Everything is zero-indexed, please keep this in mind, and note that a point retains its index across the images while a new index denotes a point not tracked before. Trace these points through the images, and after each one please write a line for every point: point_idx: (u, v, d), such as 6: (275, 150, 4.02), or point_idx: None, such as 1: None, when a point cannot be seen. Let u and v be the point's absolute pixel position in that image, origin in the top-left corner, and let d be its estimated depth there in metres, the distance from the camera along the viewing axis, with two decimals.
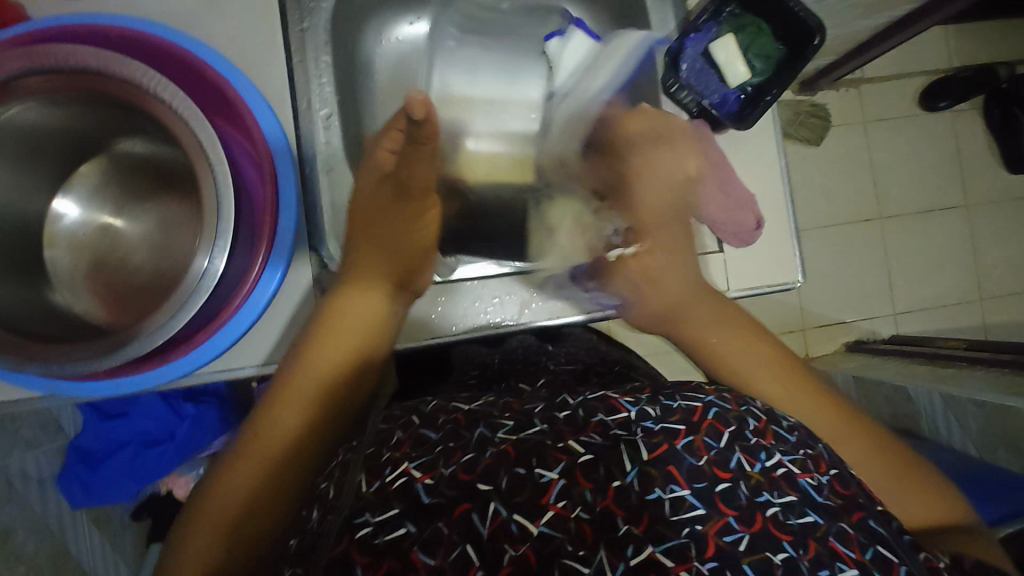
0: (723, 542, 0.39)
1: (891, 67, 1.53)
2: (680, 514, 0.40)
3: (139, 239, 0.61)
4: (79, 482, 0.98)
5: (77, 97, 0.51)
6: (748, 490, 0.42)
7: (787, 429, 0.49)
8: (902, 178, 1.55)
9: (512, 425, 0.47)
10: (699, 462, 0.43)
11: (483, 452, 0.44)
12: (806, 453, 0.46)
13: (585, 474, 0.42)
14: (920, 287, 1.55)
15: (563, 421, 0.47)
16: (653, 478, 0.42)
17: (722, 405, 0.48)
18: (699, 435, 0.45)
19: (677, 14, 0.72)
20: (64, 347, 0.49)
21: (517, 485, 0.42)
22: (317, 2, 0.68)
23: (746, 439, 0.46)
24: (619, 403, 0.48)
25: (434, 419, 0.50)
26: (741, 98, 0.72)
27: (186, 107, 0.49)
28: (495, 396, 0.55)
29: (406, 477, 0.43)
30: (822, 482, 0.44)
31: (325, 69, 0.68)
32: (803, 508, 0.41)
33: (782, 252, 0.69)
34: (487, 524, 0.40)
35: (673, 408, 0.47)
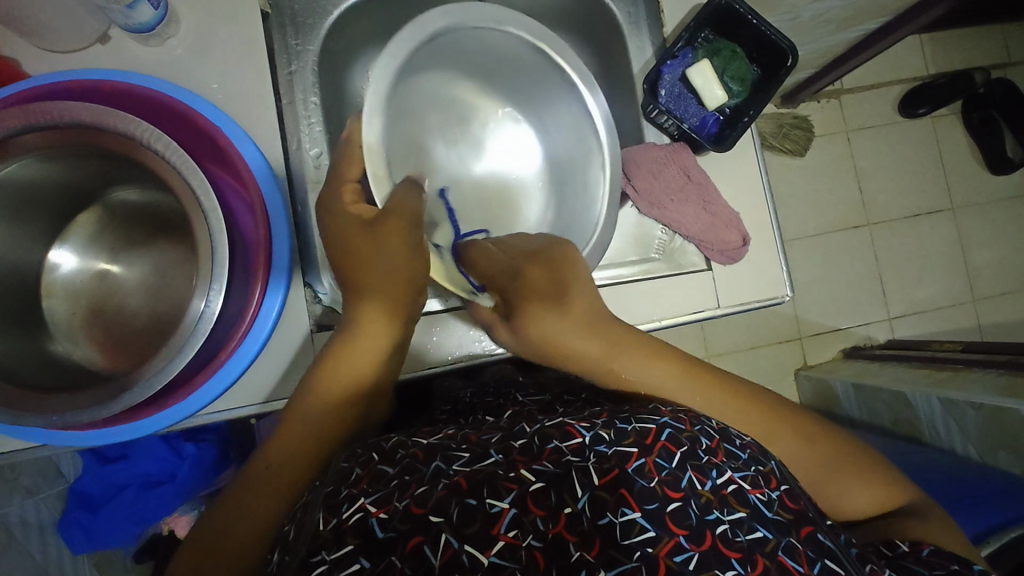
0: (672, 562, 0.41)
1: (869, 77, 1.57)
2: (631, 538, 0.42)
3: (135, 284, 0.62)
4: (79, 528, 0.99)
5: (72, 152, 0.53)
6: (698, 510, 0.44)
7: (740, 445, 0.51)
8: (887, 185, 1.57)
9: (468, 456, 0.48)
10: (650, 484, 0.45)
11: (436, 485, 0.45)
12: (757, 470, 0.49)
13: (536, 501, 0.44)
14: (914, 291, 1.56)
15: (518, 450, 0.48)
16: (605, 501, 0.44)
17: (676, 426, 0.50)
18: (651, 457, 0.47)
19: (654, 41, 0.74)
20: (64, 396, 0.50)
21: (469, 515, 0.43)
22: (304, 45, 0.69)
23: (697, 458, 0.48)
24: (575, 429, 0.49)
25: (392, 455, 0.50)
26: (720, 119, 0.74)
27: (178, 156, 0.51)
28: (454, 428, 0.55)
29: (362, 512, 0.44)
30: (772, 497, 0.47)
31: (314, 110, 0.70)
32: (752, 525, 0.44)
33: (768, 266, 0.71)
34: (439, 556, 0.41)
35: (627, 431, 0.49)
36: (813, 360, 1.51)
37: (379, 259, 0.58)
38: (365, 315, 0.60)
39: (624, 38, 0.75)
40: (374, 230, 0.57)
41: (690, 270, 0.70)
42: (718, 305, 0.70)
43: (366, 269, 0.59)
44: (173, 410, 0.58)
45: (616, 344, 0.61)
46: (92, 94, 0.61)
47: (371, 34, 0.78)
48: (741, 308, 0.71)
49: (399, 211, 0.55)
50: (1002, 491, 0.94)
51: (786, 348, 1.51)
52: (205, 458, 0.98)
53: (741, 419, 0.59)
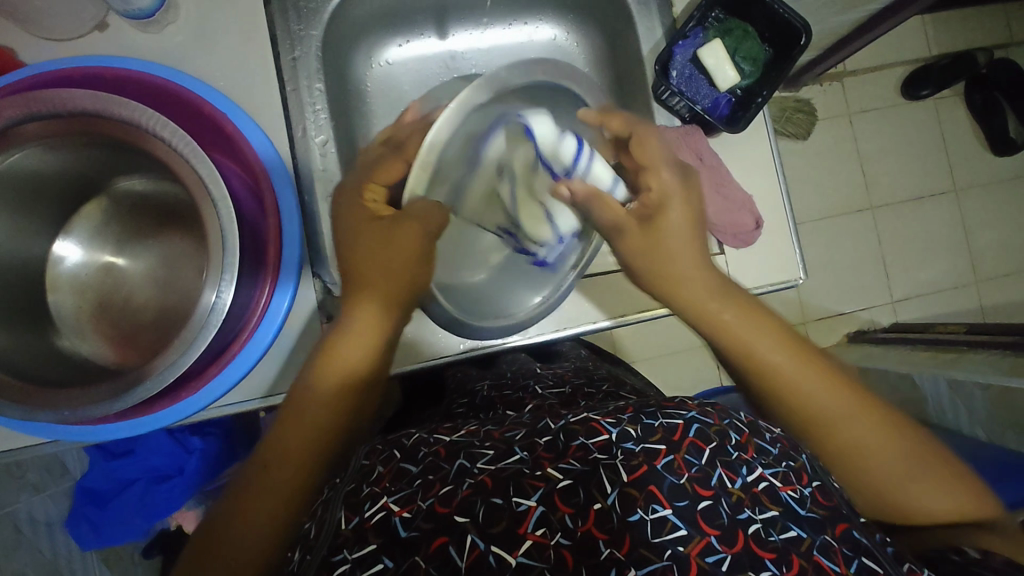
0: (705, 562, 0.41)
1: (872, 59, 1.56)
2: (662, 537, 0.42)
3: (142, 277, 0.61)
4: (88, 522, 0.99)
5: (75, 141, 0.51)
6: (729, 509, 0.44)
7: (770, 441, 0.51)
8: (889, 167, 1.56)
9: (492, 454, 0.48)
10: (681, 481, 0.44)
11: (461, 484, 0.45)
12: (788, 466, 0.49)
13: (564, 498, 0.43)
14: (916, 273, 1.56)
15: (544, 448, 0.47)
16: (635, 498, 0.43)
17: (704, 421, 0.49)
18: (680, 454, 0.46)
19: (665, 21, 0.73)
20: (76, 391, 0.49)
21: (494, 515, 0.43)
22: (306, 30, 0.68)
23: (727, 454, 0.47)
24: (601, 425, 0.48)
25: (415, 453, 0.49)
26: (732, 101, 0.72)
27: (185, 144, 0.50)
28: (476, 425, 0.54)
29: (385, 511, 0.43)
30: (805, 494, 0.47)
31: (319, 97, 0.68)
32: (786, 524, 0.44)
33: (782, 249, 0.70)
34: (465, 557, 0.41)
35: (654, 426, 0.48)
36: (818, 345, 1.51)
37: (398, 251, 0.57)
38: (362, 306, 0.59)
39: (634, 19, 0.73)
40: (392, 227, 0.57)
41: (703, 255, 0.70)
42: None
43: (375, 270, 0.59)
44: (186, 403, 0.58)
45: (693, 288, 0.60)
46: (92, 82, 0.59)
47: (375, 19, 0.76)
48: (755, 292, 0.70)
49: (409, 215, 0.56)
50: None
51: None
52: (212, 452, 0.99)
53: (812, 384, 0.58)
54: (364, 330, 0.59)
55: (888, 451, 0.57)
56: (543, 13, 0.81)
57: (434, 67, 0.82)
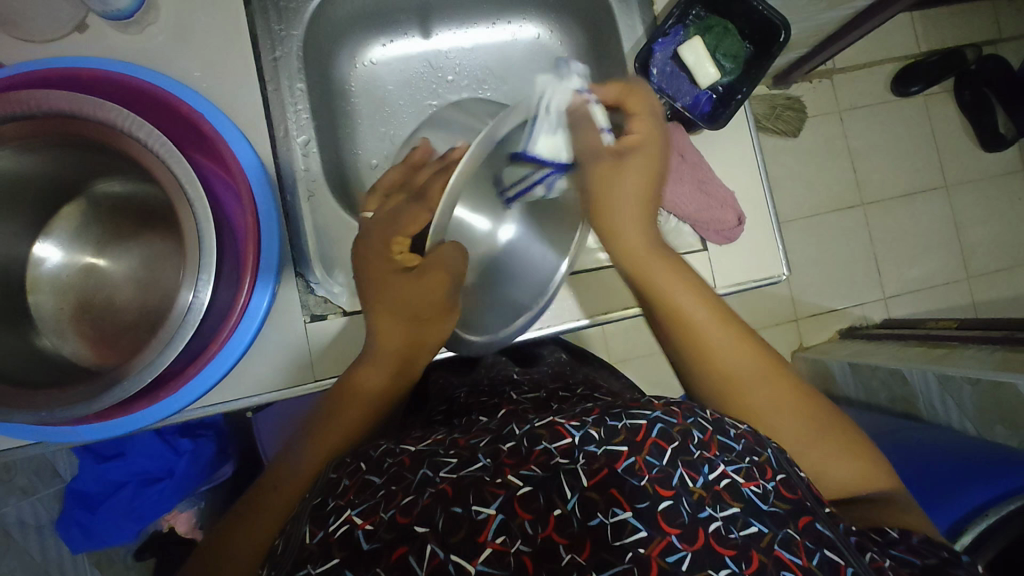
0: (666, 562, 0.41)
1: (861, 56, 1.56)
2: (623, 539, 0.42)
3: (123, 278, 0.61)
4: (78, 526, 0.98)
5: (52, 143, 0.51)
6: (691, 507, 0.44)
7: (734, 437, 0.50)
8: (880, 164, 1.57)
9: (455, 462, 0.47)
10: (640, 483, 0.45)
11: (422, 493, 0.45)
12: (752, 461, 0.48)
13: (524, 504, 0.43)
14: (906, 270, 1.56)
15: (506, 453, 0.47)
16: (596, 502, 0.44)
17: (668, 421, 0.49)
18: (642, 455, 0.46)
19: (645, 19, 0.73)
20: (52, 392, 0.49)
21: (455, 523, 0.43)
22: (287, 31, 0.68)
23: (689, 453, 0.47)
24: (565, 429, 0.48)
25: (379, 464, 0.49)
26: (713, 97, 0.72)
27: (161, 144, 0.50)
28: (442, 433, 0.54)
29: (348, 525, 0.43)
30: (768, 489, 0.46)
31: (300, 97, 0.69)
32: (747, 519, 0.44)
33: (765, 246, 0.71)
34: (425, 565, 0.41)
35: (618, 428, 0.47)
36: (810, 342, 1.51)
37: (423, 300, 0.57)
38: (393, 336, 0.60)
39: (616, 17, 0.74)
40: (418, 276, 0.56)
41: (686, 252, 0.70)
42: (714, 286, 0.70)
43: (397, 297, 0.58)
44: (164, 403, 0.58)
45: (640, 265, 0.60)
46: (71, 83, 0.59)
47: (357, 18, 0.76)
48: (739, 288, 0.71)
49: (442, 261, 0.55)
50: (1000, 465, 0.94)
51: (783, 330, 1.51)
52: (204, 453, 0.99)
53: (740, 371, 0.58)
54: (383, 357, 0.60)
55: (794, 420, 0.57)
56: (527, 12, 0.81)
57: (418, 66, 0.82)
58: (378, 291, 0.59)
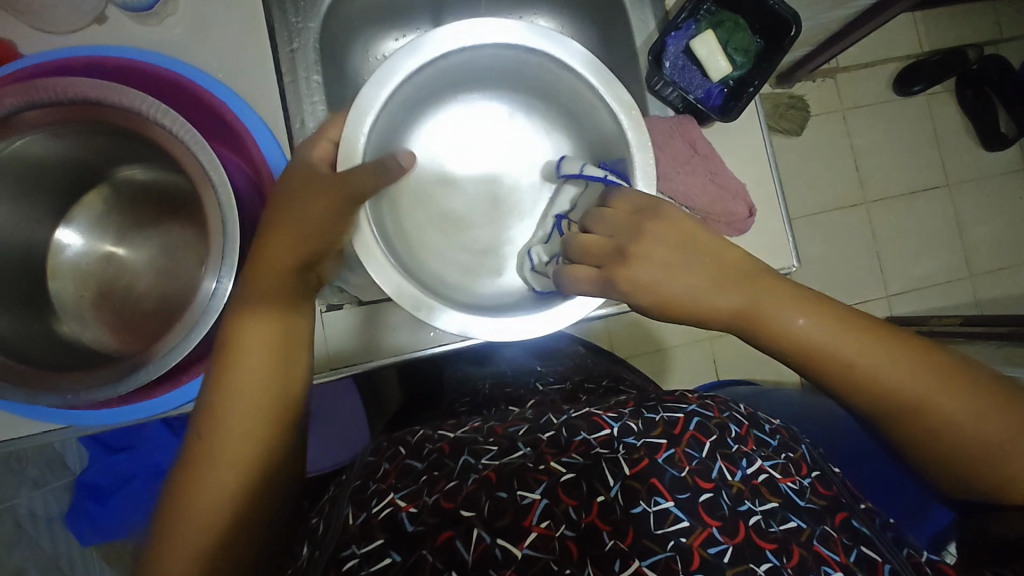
0: (707, 553, 0.43)
1: (864, 55, 1.57)
2: (664, 528, 0.45)
3: (142, 265, 0.62)
4: (88, 518, 1.00)
5: (76, 130, 0.52)
6: (730, 500, 0.47)
7: (768, 433, 0.55)
8: (883, 162, 1.58)
9: (497, 449, 0.51)
10: (681, 474, 0.48)
11: (466, 479, 0.48)
12: (787, 458, 0.52)
13: (567, 491, 0.46)
14: (912, 268, 1.57)
15: (546, 443, 0.50)
16: (637, 490, 0.46)
17: (704, 414, 0.53)
18: (680, 447, 0.50)
19: (656, 13, 0.74)
20: (77, 375, 0.50)
21: (500, 508, 0.45)
22: (304, 23, 0.69)
23: (727, 447, 0.51)
24: (603, 420, 0.52)
25: (420, 450, 0.53)
26: (725, 91, 0.73)
27: (186, 131, 0.50)
28: (482, 421, 0.57)
29: (392, 507, 0.46)
30: (804, 485, 0.49)
31: (316, 89, 0.70)
32: (785, 515, 0.46)
33: (775, 238, 0.72)
34: (471, 552, 0.43)
35: (655, 421, 0.52)
36: None
37: (311, 230, 0.55)
38: (249, 313, 0.55)
39: (627, 12, 0.75)
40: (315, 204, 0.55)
41: None
42: None
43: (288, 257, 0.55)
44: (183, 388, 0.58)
45: (774, 325, 0.56)
46: (93, 71, 0.60)
47: (370, 13, 0.77)
48: None
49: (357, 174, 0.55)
50: None
51: None
52: None
53: (923, 386, 0.54)
54: (261, 339, 0.55)
55: (1008, 433, 0.53)
56: (538, 6, 0.83)
57: None
58: (256, 247, 0.56)
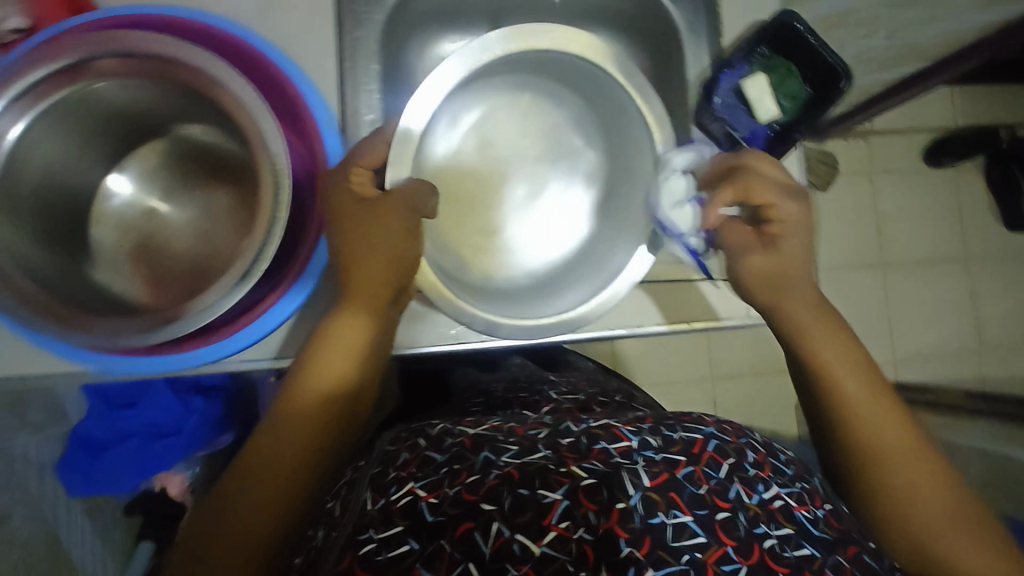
0: (720, 570, 0.42)
1: (899, 121, 1.59)
2: (680, 541, 0.44)
3: (182, 225, 0.63)
4: (80, 470, 0.99)
5: (143, 84, 0.53)
6: (747, 522, 0.45)
7: (784, 461, 0.53)
8: (905, 228, 1.59)
9: (516, 449, 0.48)
10: (699, 491, 0.46)
11: (487, 474, 0.46)
12: (802, 487, 0.50)
13: (588, 495, 0.45)
14: (921, 334, 1.57)
15: (567, 448, 0.49)
16: (656, 502, 0.45)
17: (721, 438, 0.52)
18: (700, 466, 0.48)
19: (713, 50, 0.76)
20: (109, 321, 0.51)
21: (520, 506, 0.44)
22: (370, 14, 0.71)
23: (744, 471, 0.49)
24: (621, 432, 0.50)
25: (439, 441, 0.50)
26: (769, 134, 0.73)
27: (252, 97, 0.52)
28: (499, 421, 0.55)
29: (411, 496, 0.45)
30: (819, 515, 0.48)
31: (373, 78, 0.70)
32: (799, 541, 0.45)
33: None
34: (489, 544, 0.42)
35: (674, 439, 0.50)
36: None
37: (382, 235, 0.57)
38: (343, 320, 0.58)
39: (682, 46, 0.77)
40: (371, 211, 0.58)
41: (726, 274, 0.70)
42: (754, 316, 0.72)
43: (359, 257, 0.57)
44: (209, 347, 0.59)
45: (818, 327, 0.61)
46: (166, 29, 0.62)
47: (433, 15, 0.80)
48: None
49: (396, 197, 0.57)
50: None
51: None
52: (215, 413, 1.03)
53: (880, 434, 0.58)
54: (343, 340, 0.58)
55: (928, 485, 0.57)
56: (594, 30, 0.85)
57: None
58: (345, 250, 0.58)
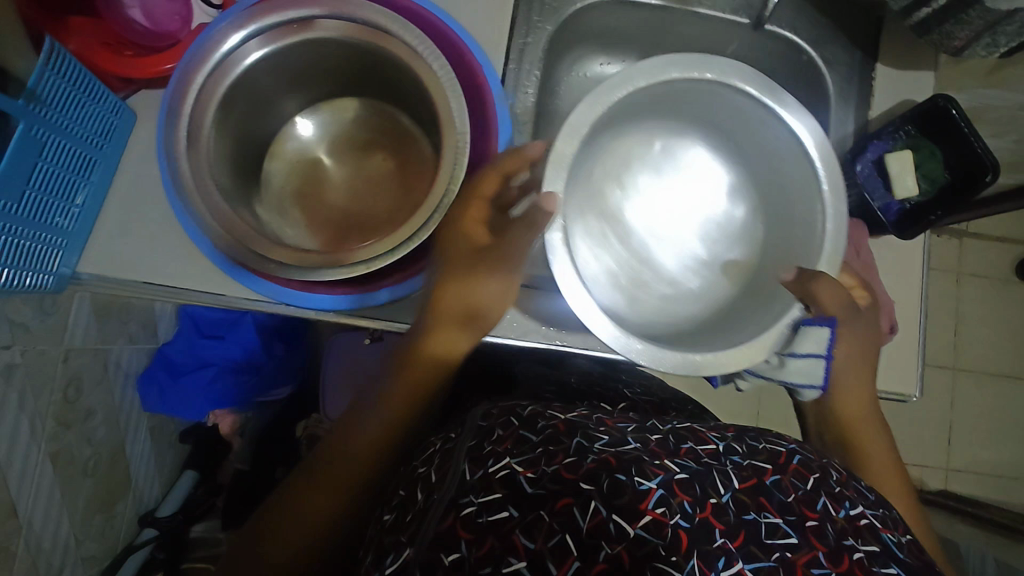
0: (811, 572, 0.42)
1: (996, 228, 1.56)
2: (774, 539, 0.44)
3: (340, 179, 0.67)
4: (159, 387, 1.07)
5: (349, 48, 0.58)
6: (835, 533, 0.45)
7: (867, 487, 0.53)
8: (984, 337, 1.54)
9: (607, 439, 0.50)
10: (787, 499, 0.47)
11: (584, 458, 0.47)
12: (885, 512, 0.50)
13: (682, 488, 0.46)
14: (980, 451, 1.51)
15: (656, 444, 0.51)
16: (747, 503, 0.46)
17: (805, 455, 0.53)
18: (786, 476, 0.49)
19: (858, 119, 0.79)
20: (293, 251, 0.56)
21: (619, 488, 0.45)
22: (542, 24, 0.76)
23: (830, 487, 0.50)
24: (708, 438, 0.53)
25: (532, 423, 0.52)
26: (904, 210, 0.74)
27: (448, 77, 0.56)
28: (584, 411, 0.57)
29: (509, 469, 0.47)
30: (902, 541, 0.48)
31: (532, 82, 0.75)
32: (886, 560, 0.45)
33: (906, 364, 0.74)
34: (587, 521, 0.43)
35: (760, 450, 0.53)
36: None
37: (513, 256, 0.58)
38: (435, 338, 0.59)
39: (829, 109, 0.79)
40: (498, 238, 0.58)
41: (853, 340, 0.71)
42: None
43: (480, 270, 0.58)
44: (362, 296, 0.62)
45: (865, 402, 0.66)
46: None
47: (592, 35, 0.84)
48: None
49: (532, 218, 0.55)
50: None
51: None
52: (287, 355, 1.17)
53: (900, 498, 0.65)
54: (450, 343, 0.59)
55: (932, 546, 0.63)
56: None
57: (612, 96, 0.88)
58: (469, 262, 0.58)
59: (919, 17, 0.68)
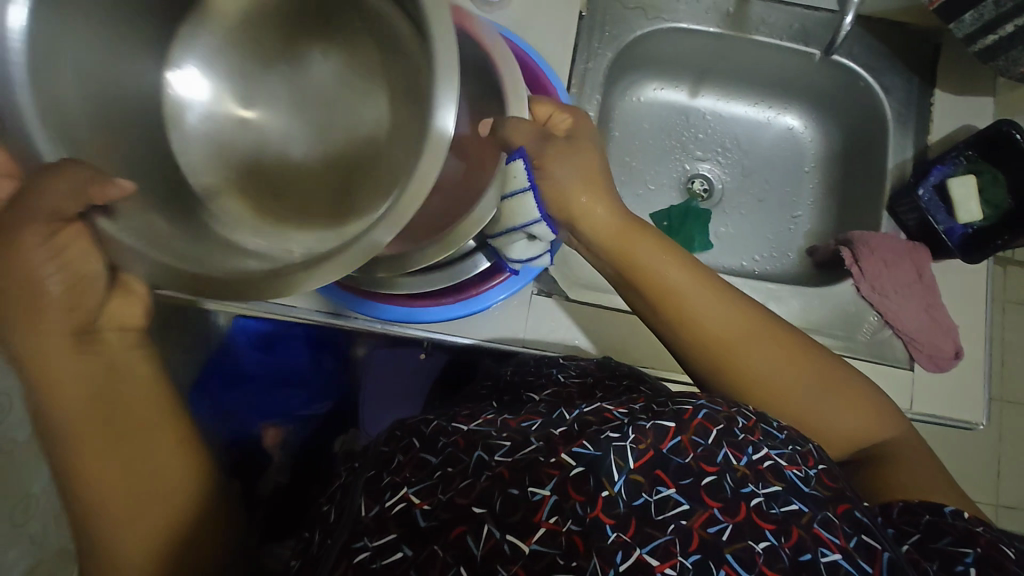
0: (706, 532, 0.38)
1: None
2: (665, 513, 0.39)
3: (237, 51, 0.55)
4: None
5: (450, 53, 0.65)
6: (732, 483, 0.40)
7: (777, 427, 0.47)
8: None
9: (508, 446, 0.43)
10: (685, 461, 0.41)
11: (479, 476, 0.41)
12: (794, 447, 0.44)
13: (576, 487, 0.39)
14: None
15: (557, 435, 0.43)
16: (640, 482, 0.40)
17: (713, 407, 0.46)
18: (687, 433, 0.43)
19: (917, 143, 0.79)
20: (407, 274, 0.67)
21: (511, 505, 0.39)
22: (602, 51, 0.79)
23: (733, 434, 0.44)
24: (613, 415, 0.45)
25: (433, 442, 0.45)
26: (968, 234, 0.74)
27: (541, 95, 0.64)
28: (492, 412, 0.50)
29: (405, 502, 0.40)
30: (810, 474, 0.43)
31: (593, 105, 0.78)
32: (788, 497, 0.40)
33: (970, 391, 0.72)
34: (481, 545, 0.38)
35: (661, 412, 0.45)
36: None
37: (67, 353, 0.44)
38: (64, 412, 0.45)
39: (889, 134, 0.80)
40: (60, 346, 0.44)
41: (892, 365, 0.72)
42: (910, 407, 0.71)
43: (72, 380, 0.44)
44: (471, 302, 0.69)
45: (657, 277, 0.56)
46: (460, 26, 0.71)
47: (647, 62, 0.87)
48: (929, 418, 0.71)
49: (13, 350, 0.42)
50: None
51: None
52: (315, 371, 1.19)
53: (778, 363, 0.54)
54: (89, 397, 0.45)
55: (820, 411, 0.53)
56: (789, 103, 0.90)
57: (676, 115, 0.92)
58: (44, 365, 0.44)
59: (985, 44, 0.69)
